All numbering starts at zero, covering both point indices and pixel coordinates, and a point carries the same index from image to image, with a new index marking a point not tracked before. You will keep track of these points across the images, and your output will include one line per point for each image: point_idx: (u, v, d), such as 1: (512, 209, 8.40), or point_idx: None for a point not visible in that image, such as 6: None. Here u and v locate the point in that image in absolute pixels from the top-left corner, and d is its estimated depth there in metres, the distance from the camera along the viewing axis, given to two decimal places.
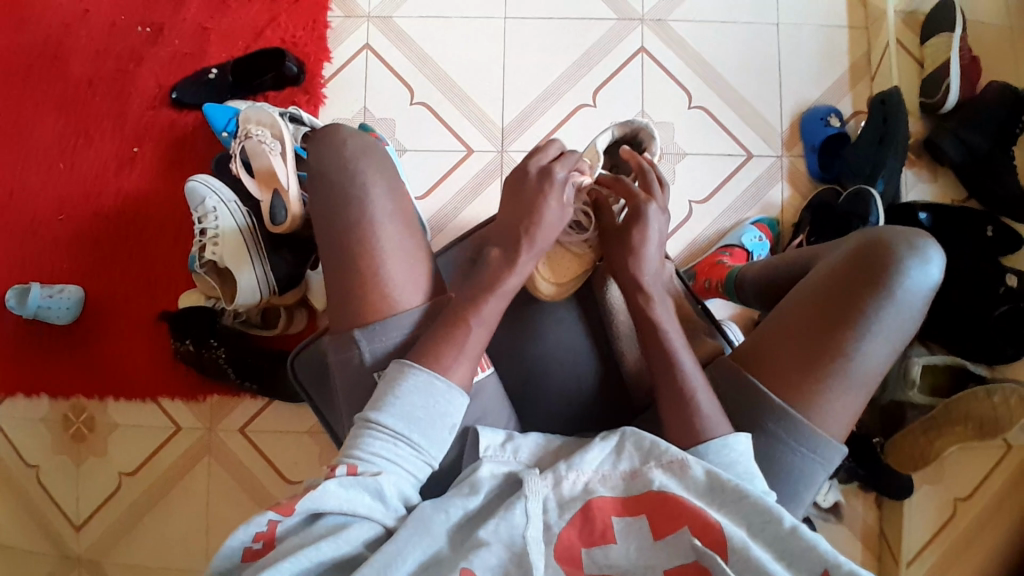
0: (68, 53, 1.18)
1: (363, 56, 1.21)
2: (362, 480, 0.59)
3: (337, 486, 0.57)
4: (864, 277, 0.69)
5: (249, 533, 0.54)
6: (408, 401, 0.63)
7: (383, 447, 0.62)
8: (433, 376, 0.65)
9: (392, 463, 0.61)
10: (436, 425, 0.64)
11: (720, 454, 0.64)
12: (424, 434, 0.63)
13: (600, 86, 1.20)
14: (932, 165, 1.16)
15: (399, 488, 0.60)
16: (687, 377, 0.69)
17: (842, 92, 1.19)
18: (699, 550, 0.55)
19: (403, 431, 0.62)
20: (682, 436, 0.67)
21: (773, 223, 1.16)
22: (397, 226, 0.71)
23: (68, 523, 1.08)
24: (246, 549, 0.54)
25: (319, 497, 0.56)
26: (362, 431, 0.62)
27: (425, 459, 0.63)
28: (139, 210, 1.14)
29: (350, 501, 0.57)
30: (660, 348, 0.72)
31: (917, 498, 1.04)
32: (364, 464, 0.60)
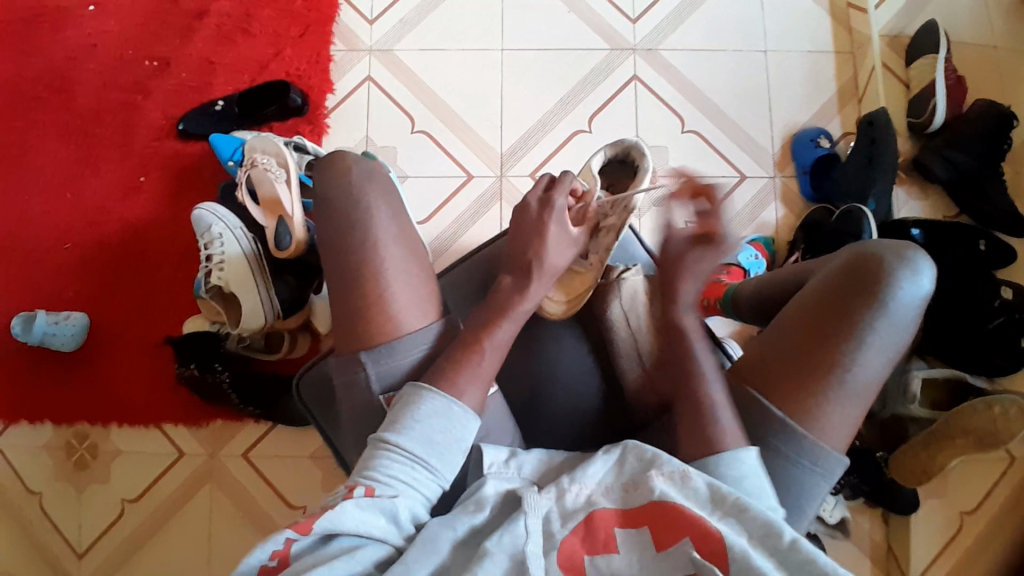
0: (78, 89, 1.22)
1: (365, 87, 1.24)
2: (378, 503, 0.59)
3: (355, 507, 0.58)
4: (857, 290, 0.71)
5: (266, 551, 0.54)
6: (426, 426, 0.64)
7: (401, 470, 0.62)
8: (451, 401, 0.65)
9: (408, 487, 0.62)
10: (452, 450, 0.65)
11: (731, 467, 0.65)
12: (440, 459, 0.64)
13: (595, 112, 1.24)
14: (923, 182, 1.18)
15: (414, 511, 0.61)
16: (712, 397, 0.69)
17: (831, 114, 1.23)
18: (698, 563, 0.56)
19: (421, 455, 0.63)
20: (695, 445, 0.68)
21: (768, 241, 1.18)
22: (400, 248, 0.73)
23: (69, 550, 1.07)
24: (261, 566, 0.54)
25: (337, 517, 0.56)
26: (380, 454, 0.63)
27: (438, 482, 0.64)
28: (145, 238, 1.16)
29: (367, 523, 0.58)
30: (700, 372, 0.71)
31: (923, 513, 1.05)
32: (381, 487, 0.61)
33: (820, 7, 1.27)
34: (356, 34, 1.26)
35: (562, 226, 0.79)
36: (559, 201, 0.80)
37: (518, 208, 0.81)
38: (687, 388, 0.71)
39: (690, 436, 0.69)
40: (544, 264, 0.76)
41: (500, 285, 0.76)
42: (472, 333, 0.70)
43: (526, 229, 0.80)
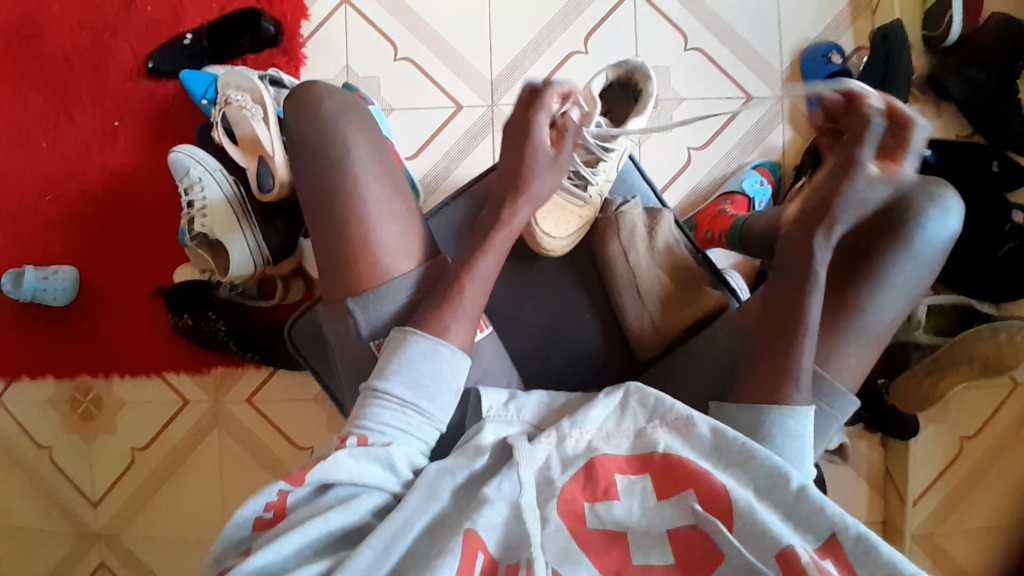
0: (40, 29, 1.13)
1: (343, 11, 1.16)
2: (373, 452, 0.58)
3: (348, 457, 0.56)
4: (883, 228, 0.67)
5: (260, 503, 0.54)
6: (414, 369, 0.62)
7: (393, 416, 0.61)
8: (437, 342, 0.63)
9: (402, 433, 0.61)
10: (443, 391, 0.63)
11: (784, 425, 0.64)
12: (432, 401, 0.62)
13: (591, 31, 1.16)
14: (937, 101, 1.11)
15: (410, 457, 0.60)
16: (803, 365, 0.65)
17: (843, 28, 1.15)
18: (700, 515, 0.55)
19: (412, 400, 0.61)
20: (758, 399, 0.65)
21: (774, 166, 1.13)
22: (384, 185, 0.70)
23: (84, 500, 1.11)
24: (258, 519, 0.54)
25: (330, 468, 0.55)
26: (370, 402, 0.61)
27: (433, 425, 0.63)
28: (127, 187, 1.12)
29: (361, 472, 0.56)
30: (801, 332, 0.65)
31: (924, 438, 1.06)
32: (375, 435, 0.59)
33: None
34: None
35: (550, 152, 0.71)
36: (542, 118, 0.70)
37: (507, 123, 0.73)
38: (782, 341, 0.66)
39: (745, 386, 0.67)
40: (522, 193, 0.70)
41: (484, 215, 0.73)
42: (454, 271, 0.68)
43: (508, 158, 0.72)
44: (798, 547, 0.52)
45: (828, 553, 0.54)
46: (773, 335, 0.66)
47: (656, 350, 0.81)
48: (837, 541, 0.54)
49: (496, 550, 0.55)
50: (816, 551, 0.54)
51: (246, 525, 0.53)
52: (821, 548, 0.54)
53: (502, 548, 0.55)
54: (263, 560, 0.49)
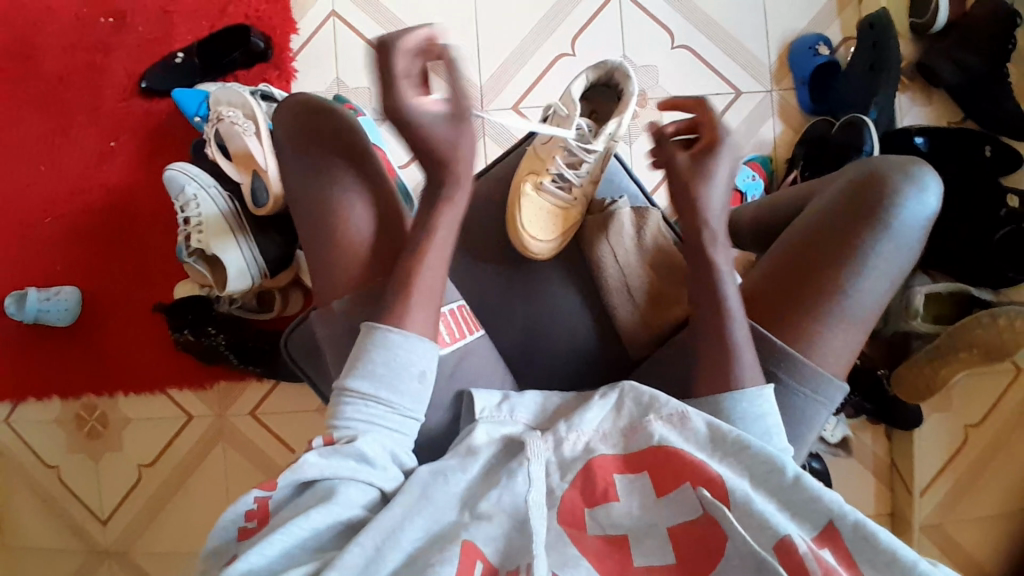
0: (34, 52, 1.15)
1: (331, 24, 1.17)
2: (341, 449, 0.57)
3: (318, 456, 0.56)
4: (861, 211, 0.68)
5: (241, 511, 0.54)
6: (370, 360, 0.62)
7: (355, 409, 0.60)
8: (389, 330, 0.62)
9: (368, 424, 0.60)
10: (403, 377, 0.62)
11: (753, 403, 0.64)
12: (392, 389, 0.61)
13: (579, 33, 1.16)
14: (928, 87, 1.11)
15: (381, 446, 0.59)
16: (737, 336, 0.66)
17: (830, 18, 1.15)
18: (707, 502, 0.54)
19: (371, 391, 0.61)
20: (708, 389, 0.66)
21: (765, 161, 1.13)
22: (374, 196, 0.70)
23: (94, 518, 1.12)
24: (241, 529, 0.53)
25: (299, 469, 0.55)
26: (336, 400, 0.61)
27: (400, 413, 0.61)
28: (125, 206, 1.13)
29: (334, 468, 0.56)
30: (726, 309, 0.67)
31: (928, 428, 1.06)
32: (341, 431, 0.60)
33: None
34: None
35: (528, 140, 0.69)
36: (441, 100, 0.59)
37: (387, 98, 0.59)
38: (711, 327, 0.67)
39: (706, 382, 0.67)
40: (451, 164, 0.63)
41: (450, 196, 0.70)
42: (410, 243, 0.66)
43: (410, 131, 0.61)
44: (796, 536, 0.52)
45: (827, 542, 0.53)
46: (702, 327, 0.68)
47: (646, 348, 0.82)
48: (834, 528, 0.53)
49: (495, 558, 0.54)
50: (814, 540, 0.53)
51: (229, 537, 0.53)
52: (819, 536, 0.53)
53: (502, 555, 0.54)
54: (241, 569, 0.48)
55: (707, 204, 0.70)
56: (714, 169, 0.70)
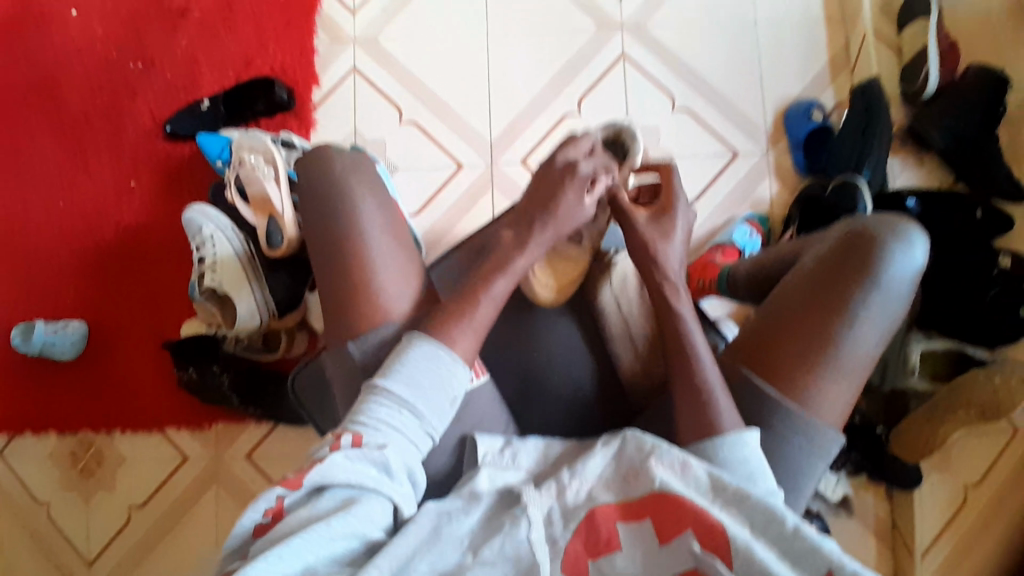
0: (65, 93, 1.21)
1: (351, 79, 1.23)
2: (368, 454, 0.60)
3: (344, 459, 0.59)
4: (851, 265, 0.70)
5: (258, 510, 0.56)
6: (414, 371, 0.65)
7: (388, 414, 0.63)
8: (439, 348, 0.67)
9: (395, 431, 0.63)
10: (440, 396, 0.66)
11: (733, 451, 0.65)
12: (428, 404, 0.65)
13: (585, 93, 1.22)
14: (918, 152, 1.17)
15: (404, 459, 0.62)
16: (709, 378, 0.69)
17: (822, 86, 1.21)
18: (699, 556, 0.56)
19: (408, 400, 0.64)
20: (691, 431, 0.68)
21: (762, 219, 1.17)
22: (388, 235, 0.73)
23: (78, 558, 1.09)
24: (256, 525, 0.56)
25: (327, 470, 0.58)
26: (368, 398, 0.64)
27: (426, 429, 0.65)
28: (139, 243, 1.16)
29: (358, 474, 0.58)
30: (691, 352, 0.71)
31: (927, 488, 1.05)
32: (369, 434, 0.61)
33: None
34: (340, 26, 1.25)
35: (580, 195, 0.78)
36: (584, 168, 0.79)
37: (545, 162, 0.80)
38: (683, 370, 0.70)
39: (684, 420, 0.69)
40: (546, 225, 0.77)
41: (500, 239, 0.77)
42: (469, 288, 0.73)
43: (541, 189, 0.79)
44: None
45: None
46: (681, 370, 0.71)
47: (646, 395, 0.83)
48: None
49: None
50: None
51: (245, 533, 0.56)
52: None
53: None
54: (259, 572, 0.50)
55: (665, 258, 0.76)
56: (672, 227, 0.78)
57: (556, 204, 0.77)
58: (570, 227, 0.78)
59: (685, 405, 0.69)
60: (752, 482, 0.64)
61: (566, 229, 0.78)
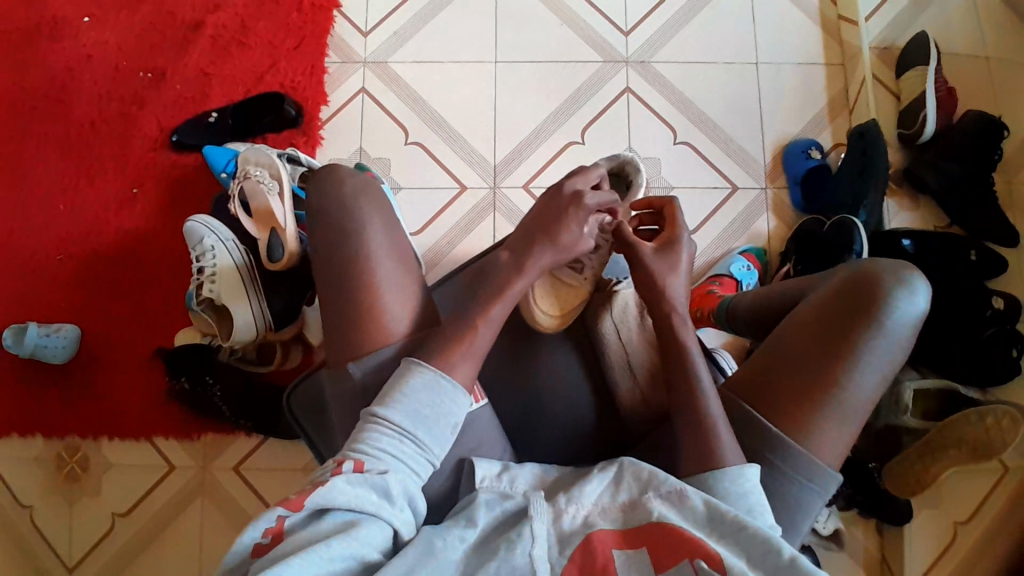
0: (73, 99, 1.21)
1: (360, 99, 1.25)
2: (369, 479, 0.61)
3: (345, 483, 0.59)
4: (855, 308, 0.72)
5: (259, 529, 0.56)
6: (415, 400, 0.66)
7: (389, 443, 0.64)
8: (439, 376, 0.68)
9: (396, 460, 0.64)
10: (440, 425, 0.67)
11: (735, 482, 0.65)
12: (428, 433, 0.66)
13: (588, 124, 1.24)
14: (913, 194, 1.19)
15: (405, 486, 0.63)
16: (713, 412, 0.70)
17: (821, 126, 1.24)
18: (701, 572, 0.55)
19: (409, 429, 0.65)
20: (692, 463, 0.68)
21: (760, 252, 1.18)
22: (395, 256, 0.74)
23: (60, 565, 1.06)
24: (256, 545, 0.55)
25: (329, 493, 0.58)
26: (369, 426, 0.65)
27: (426, 456, 0.66)
28: (139, 250, 1.15)
29: (358, 498, 0.59)
30: (698, 389, 0.71)
31: (917, 525, 1.05)
32: (371, 461, 0.62)
33: (811, 19, 1.29)
34: (351, 46, 1.27)
35: (582, 229, 0.79)
36: (591, 200, 0.80)
37: (552, 187, 0.81)
38: (689, 404, 0.71)
39: (689, 451, 0.69)
40: (546, 252, 0.77)
41: (495, 260, 0.78)
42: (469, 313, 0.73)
43: (546, 215, 0.79)
44: None
45: None
46: (686, 404, 0.71)
47: (645, 423, 0.83)
48: None
49: None
50: None
51: (245, 551, 0.55)
52: None
53: None
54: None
55: (671, 289, 0.78)
56: (679, 261, 0.80)
57: (558, 231, 0.78)
58: (568, 256, 0.79)
59: (689, 435, 0.69)
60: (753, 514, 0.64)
61: (563, 258, 0.78)
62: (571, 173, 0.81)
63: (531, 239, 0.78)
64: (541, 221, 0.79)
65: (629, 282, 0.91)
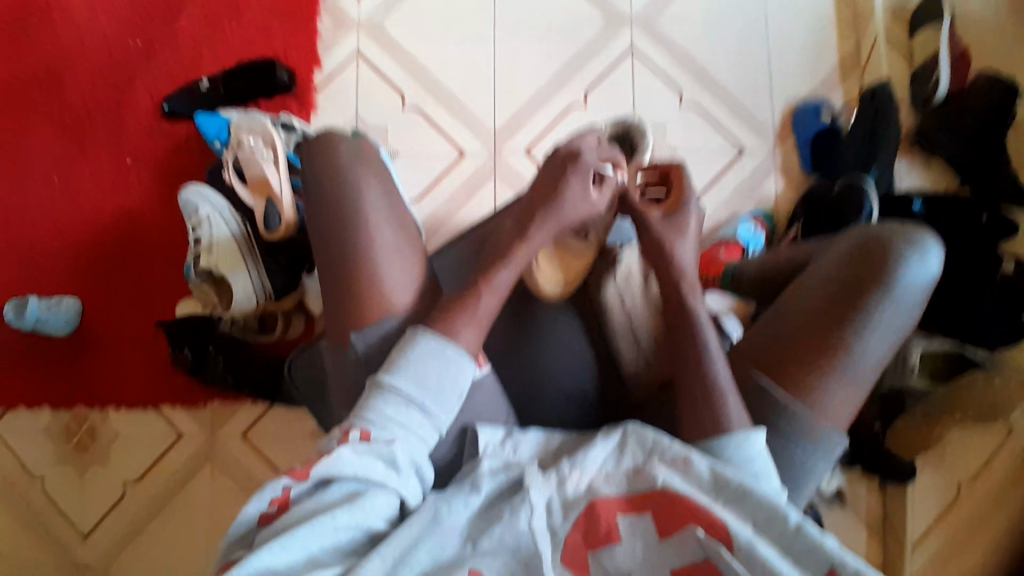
0: (64, 69, 1.18)
1: (355, 63, 1.21)
2: (375, 449, 0.60)
3: (352, 453, 0.59)
4: (864, 273, 0.70)
5: (265, 499, 0.57)
6: (420, 368, 0.66)
7: (395, 411, 0.64)
8: (444, 343, 0.67)
9: (403, 428, 0.63)
10: (446, 392, 0.66)
11: (738, 449, 0.65)
12: (435, 400, 0.65)
13: (591, 86, 1.21)
14: (926, 155, 1.16)
15: (412, 454, 0.62)
16: (720, 379, 0.69)
17: (832, 86, 1.21)
18: (705, 542, 0.56)
19: (416, 397, 0.65)
20: (693, 428, 0.68)
21: (767, 215, 1.16)
22: (393, 224, 0.72)
23: (73, 531, 1.07)
24: (261, 515, 0.56)
25: (334, 464, 0.58)
26: (374, 395, 0.64)
27: (433, 424, 0.65)
28: (138, 223, 1.14)
29: (365, 468, 0.58)
30: (705, 355, 0.71)
31: (922, 483, 1.06)
32: (377, 430, 0.62)
33: None
34: (344, 9, 1.23)
35: (586, 186, 0.77)
36: (590, 155, 0.77)
37: (549, 153, 0.79)
38: (695, 371, 0.70)
39: (692, 418, 0.68)
40: (551, 216, 0.76)
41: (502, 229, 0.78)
42: (471, 281, 0.73)
43: (546, 180, 0.78)
44: None
45: None
46: (691, 371, 0.71)
47: (650, 390, 0.83)
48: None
49: None
50: None
51: (250, 521, 0.56)
52: None
53: None
54: (261, 561, 0.51)
55: (679, 254, 0.77)
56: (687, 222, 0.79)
57: (560, 190, 0.76)
58: (576, 218, 0.78)
59: (694, 401, 0.69)
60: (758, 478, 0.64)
61: (573, 218, 0.77)
62: (570, 134, 0.79)
63: (536, 206, 0.77)
64: (541, 188, 0.78)
65: (633, 247, 0.88)
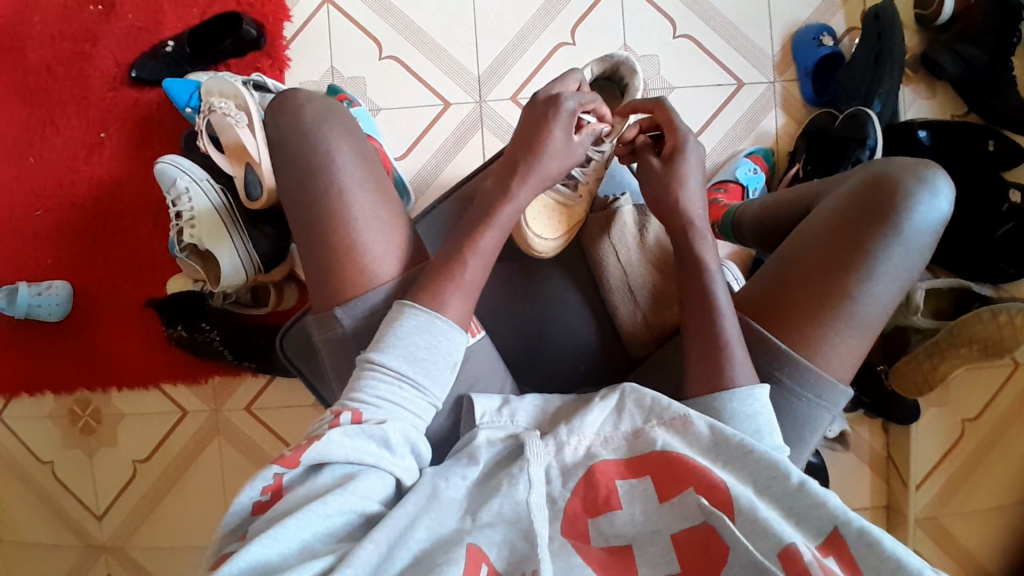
0: (21, 41, 1.12)
1: (324, 11, 1.14)
2: (368, 429, 0.57)
3: (343, 435, 0.56)
4: (868, 214, 0.66)
5: (257, 488, 0.53)
6: (410, 343, 0.62)
7: (387, 389, 0.60)
8: (433, 316, 0.63)
9: (396, 407, 0.60)
10: (440, 366, 0.63)
11: (744, 404, 0.62)
12: (427, 375, 0.62)
13: (578, 22, 1.14)
14: (931, 80, 1.12)
15: (406, 433, 0.59)
16: (724, 337, 0.65)
17: (834, 8, 1.13)
18: (707, 510, 0.50)
19: (408, 373, 0.61)
20: (704, 386, 0.64)
21: (767, 154, 1.12)
22: (370, 191, 0.68)
23: (88, 513, 1.13)
24: (255, 503, 0.53)
25: (325, 448, 0.55)
26: (363, 373, 0.61)
27: (428, 401, 0.62)
28: (115, 200, 1.11)
29: (356, 451, 0.56)
30: (715, 307, 0.66)
31: (925, 423, 1.11)
32: (368, 410, 0.59)
33: None
34: None
35: (569, 134, 0.72)
36: (570, 101, 0.72)
37: (530, 99, 0.74)
38: (704, 330, 0.66)
39: (701, 378, 0.65)
40: (534, 170, 0.70)
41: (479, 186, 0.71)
42: (456, 245, 0.68)
43: (527, 128, 0.72)
44: (801, 544, 0.48)
45: (830, 551, 0.49)
46: (702, 326, 0.66)
47: (646, 347, 0.80)
48: (838, 536, 0.50)
49: (499, 562, 0.51)
50: (817, 548, 0.50)
51: (243, 511, 0.53)
52: (822, 544, 0.50)
53: (505, 562, 0.51)
54: (253, 555, 0.47)
55: (688, 201, 0.71)
56: (683, 171, 0.72)
57: (536, 140, 0.70)
58: (559, 170, 0.72)
59: (700, 362, 0.65)
60: (767, 437, 0.62)
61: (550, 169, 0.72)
62: (549, 80, 0.75)
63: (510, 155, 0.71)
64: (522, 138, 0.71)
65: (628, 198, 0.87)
